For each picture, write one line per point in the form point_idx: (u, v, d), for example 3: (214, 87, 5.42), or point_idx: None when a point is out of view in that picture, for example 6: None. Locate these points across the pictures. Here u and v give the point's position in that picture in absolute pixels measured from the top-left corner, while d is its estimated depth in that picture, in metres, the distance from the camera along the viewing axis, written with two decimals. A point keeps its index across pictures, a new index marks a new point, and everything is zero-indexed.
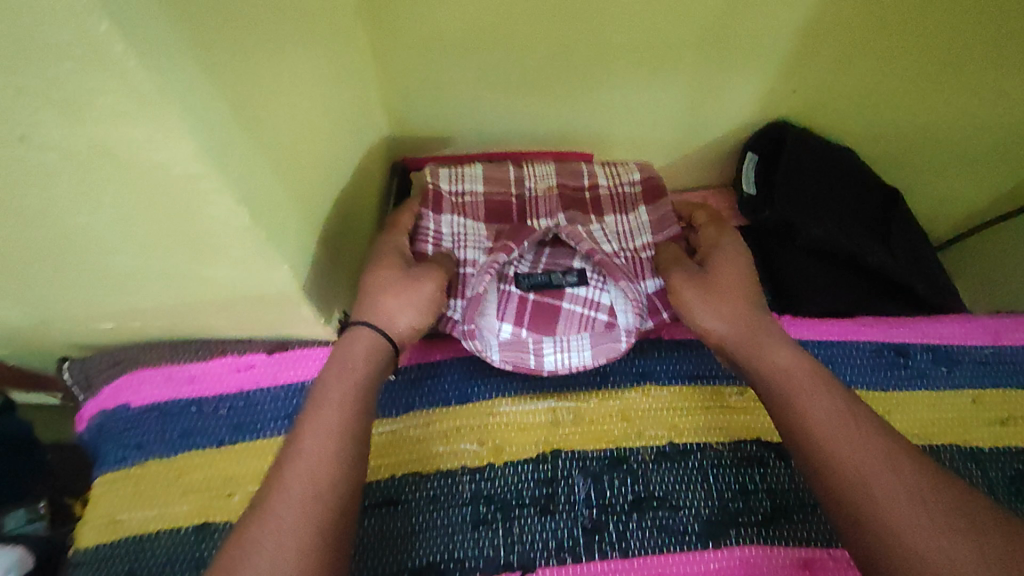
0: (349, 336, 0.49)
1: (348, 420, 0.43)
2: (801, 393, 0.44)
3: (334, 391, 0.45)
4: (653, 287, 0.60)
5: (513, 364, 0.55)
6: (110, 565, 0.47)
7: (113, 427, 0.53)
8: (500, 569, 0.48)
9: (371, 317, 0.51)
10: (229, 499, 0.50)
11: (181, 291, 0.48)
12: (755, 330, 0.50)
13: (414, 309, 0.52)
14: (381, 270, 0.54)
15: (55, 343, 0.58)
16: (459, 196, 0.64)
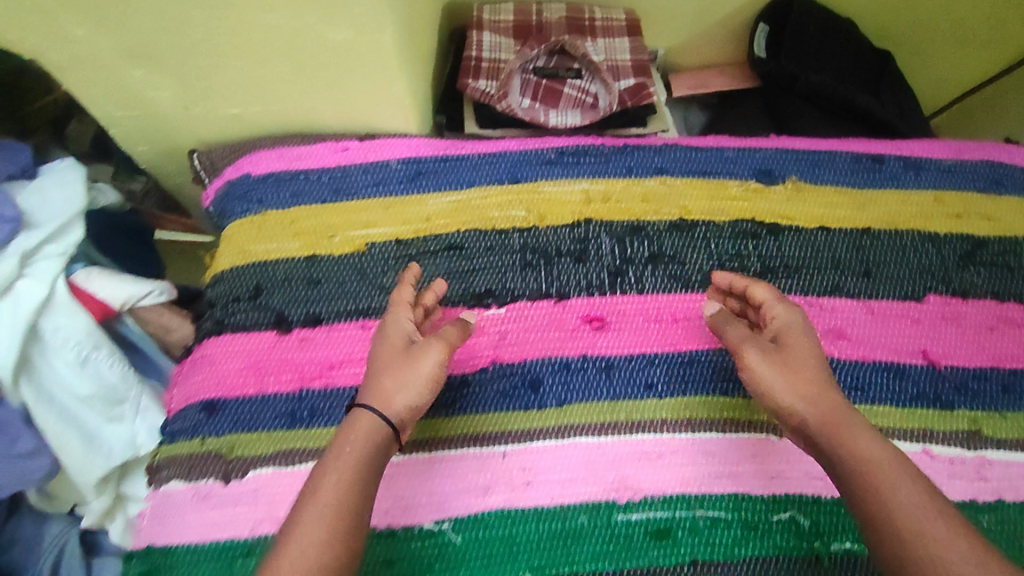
0: (348, 422, 0.47)
1: (339, 506, 0.42)
2: (878, 472, 0.42)
3: (330, 465, 0.44)
4: (626, 84, 0.75)
5: (529, 119, 0.74)
6: (243, 279, 0.64)
7: (238, 189, 0.68)
8: (541, 296, 0.63)
9: (373, 400, 0.48)
10: (332, 240, 0.65)
11: (304, 61, 0.61)
12: (839, 417, 0.45)
13: (415, 388, 0.49)
14: (385, 351, 0.51)
15: (189, 135, 0.73)
16: (496, 22, 0.77)
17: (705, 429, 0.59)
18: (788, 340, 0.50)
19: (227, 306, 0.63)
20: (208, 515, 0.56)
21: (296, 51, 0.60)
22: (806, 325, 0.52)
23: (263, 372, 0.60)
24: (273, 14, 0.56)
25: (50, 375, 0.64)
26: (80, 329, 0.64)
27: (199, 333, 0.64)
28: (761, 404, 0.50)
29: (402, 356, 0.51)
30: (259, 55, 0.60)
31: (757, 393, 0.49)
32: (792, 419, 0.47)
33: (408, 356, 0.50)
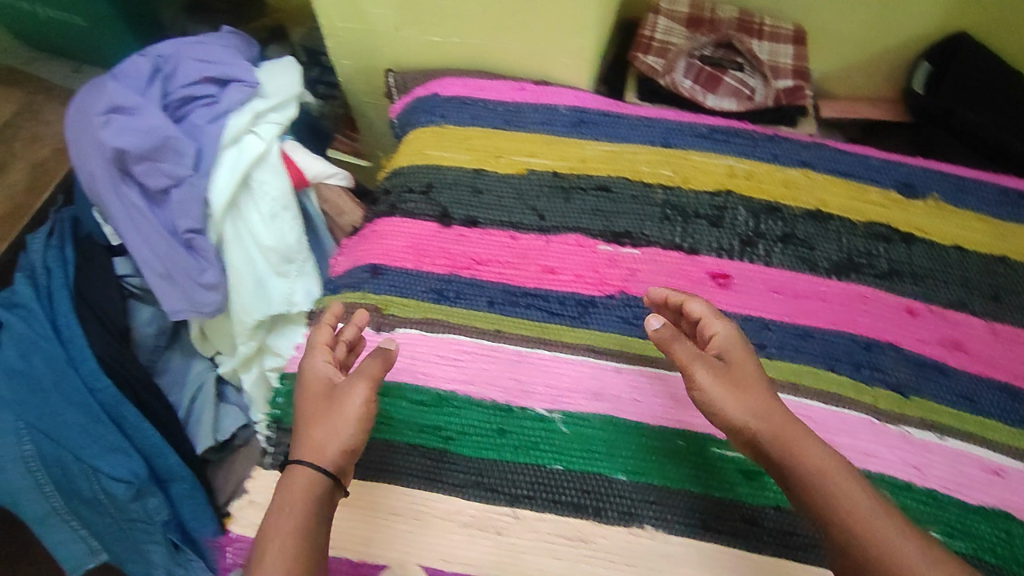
0: (285, 481, 0.50)
1: (292, 550, 0.46)
2: (825, 474, 0.47)
3: (286, 516, 0.47)
4: (787, 83, 0.80)
5: (690, 95, 0.79)
6: (418, 176, 0.73)
7: (426, 105, 0.79)
8: (674, 246, 0.69)
9: (306, 454, 0.51)
10: (498, 160, 0.74)
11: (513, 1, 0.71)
12: (787, 428, 0.49)
13: (345, 430, 0.53)
14: (310, 404, 0.54)
15: (388, 58, 0.85)
16: (670, 12, 0.85)
17: (811, 396, 0.61)
18: (734, 357, 0.53)
19: (401, 194, 0.73)
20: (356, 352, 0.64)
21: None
22: (740, 337, 0.55)
23: (423, 252, 0.69)
24: None
25: (247, 219, 0.75)
26: (279, 188, 0.75)
27: (374, 213, 0.74)
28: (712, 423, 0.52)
29: (324, 403, 0.54)
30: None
31: (716, 408, 0.51)
32: (740, 431, 0.51)
33: (333, 402, 0.54)
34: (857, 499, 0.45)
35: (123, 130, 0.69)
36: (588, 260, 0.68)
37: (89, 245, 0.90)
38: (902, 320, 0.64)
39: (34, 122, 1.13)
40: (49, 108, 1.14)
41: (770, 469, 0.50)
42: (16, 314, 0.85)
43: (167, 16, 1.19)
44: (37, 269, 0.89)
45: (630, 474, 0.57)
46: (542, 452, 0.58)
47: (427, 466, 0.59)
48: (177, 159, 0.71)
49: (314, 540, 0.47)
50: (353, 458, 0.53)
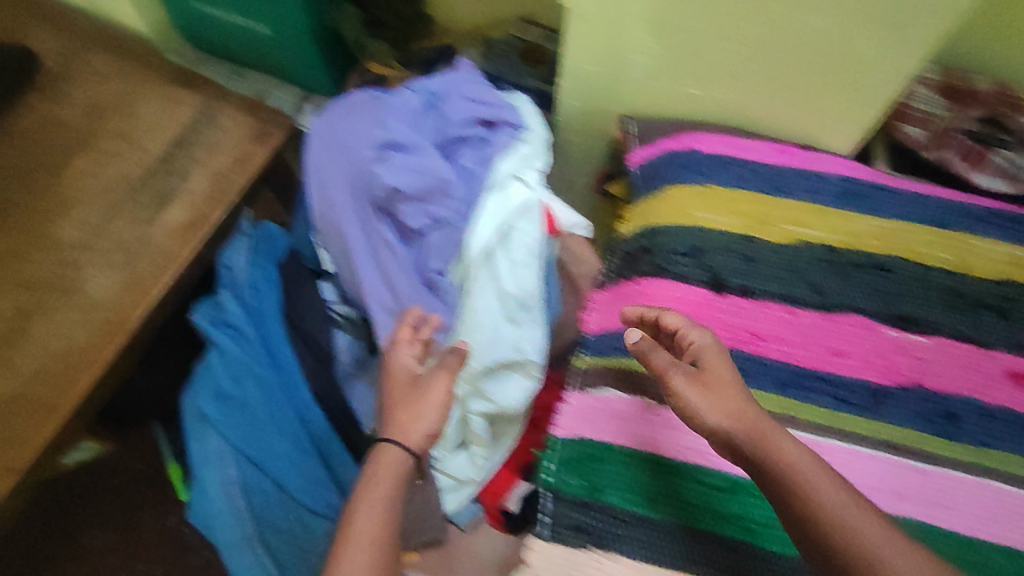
0: (377, 453, 0.63)
1: (382, 514, 0.59)
2: (794, 468, 0.50)
3: (377, 490, 0.60)
4: None
5: (966, 180, 0.77)
6: (685, 239, 0.70)
7: (682, 159, 0.76)
8: (964, 338, 0.65)
9: (393, 434, 0.64)
10: (766, 228, 0.71)
11: (806, 58, 0.68)
12: (754, 421, 0.52)
13: (426, 413, 0.65)
14: (395, 393, 0.67)
15: (626, 103, 0.81)
16: (932, 84, 0.81)
17: None
18: (709, 364, 0.55)
19: (667, 257, 0.70)
20: (642, 429, 0.63)
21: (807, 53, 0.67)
22: (719, 348, 0.57)
23: (700, 323, 0.66)
24: (823, 15, 0.63)
25: (495, 265, 0.74)
26: (534, 236, 0.73)
27: (632, 271, 0.72)
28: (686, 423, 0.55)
29: (414, 390, 0.67)
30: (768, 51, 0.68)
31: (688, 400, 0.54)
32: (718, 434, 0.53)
33: (416, 390, 0.66)
34: (843, 505, 0.48)
35: (405, 171, 0.68)
36: (876, 346, 0.65)
37: (294, 270, 0.88)
38: None
39: (211, 129, 1.10)
40: (226, 116, 1.11)
41: (750, 468, 0.52)
42: (227, 334, 0.85)
43: (346, 28, 1.15)
44: (243, 286, 0.87)
45: None
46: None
47: (732, 560, 0.57)
48: (442, 202, 0.72)
49: (385, 509, 0.60)
50: (433, 438, 0.66)
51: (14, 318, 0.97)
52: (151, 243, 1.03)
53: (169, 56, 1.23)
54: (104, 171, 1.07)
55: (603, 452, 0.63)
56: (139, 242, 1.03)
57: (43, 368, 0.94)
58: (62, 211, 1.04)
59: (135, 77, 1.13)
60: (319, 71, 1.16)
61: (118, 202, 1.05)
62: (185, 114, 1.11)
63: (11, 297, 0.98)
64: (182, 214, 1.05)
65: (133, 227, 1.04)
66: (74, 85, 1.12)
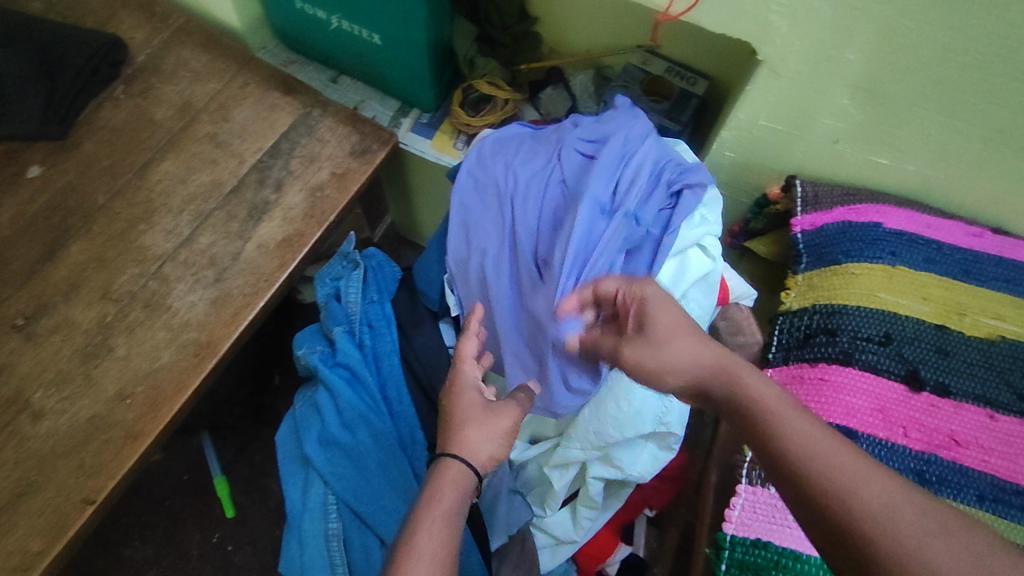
0: (439, 467, 0.55)
1: (441, 536, 0.48)
2: (846, 488, 0.38)
3: (439, 499, 0.52)
4: None
5: None
6: (873, 322, 0.65)
7: (865, 234, 0.70)
8: None
9: (459, 450, 0.56)
10: (962, 319, 0.65)
11: (1017, 141, 0.64)
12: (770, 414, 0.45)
13: (495, 439, 0.59)
14: (462, 409, 0.60)
15: (795, 163, 0.78)
16: None
17: None
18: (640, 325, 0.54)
19: (854, 340, 0.65)
20: None
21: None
22: (665, 299, 0.55)
23: (892, 419, 0.61)
24: None
25: None
26: (705, 306, 0.67)
27: (811, 352, 0.66)
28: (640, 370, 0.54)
29: (482, 412, 0.60)
30: (983, 130, 0.64)
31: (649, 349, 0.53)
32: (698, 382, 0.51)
33: (486, 412, 0.60)
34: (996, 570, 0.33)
35: (576, 239, 0.64)
36: None
37: (413, 310, 0.82)
38: None
39: (310, 140, 1.06)
40: (325, 127, 1.07)
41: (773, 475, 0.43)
42: (340, 374, 0.77)
43: (458, 43, 1.11)
44: (357, 322, 0.81)
45: None
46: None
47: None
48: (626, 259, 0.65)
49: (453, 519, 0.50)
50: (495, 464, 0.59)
51: (97, 331, 0.91)
52: (242, 258, 0.97)
53: (259, 55, 1.21)
54: (193, 177, 1.03)
55: (794, 562, 0.57)
56: (230, 257, 0.97)
57: (126, 391, 0.87)
58: (151, 218, 0.99)
59: (232, 80, 1.11)
60: (425, 86, 1.12)
61: (209, 211, 1.00)
62: (283, 121, 1.08)
63: (95, 309, 0.92)
64: (277, 230, 0.99)
65: (225, 240, 0.98)
66: (167, 83, 1.10)
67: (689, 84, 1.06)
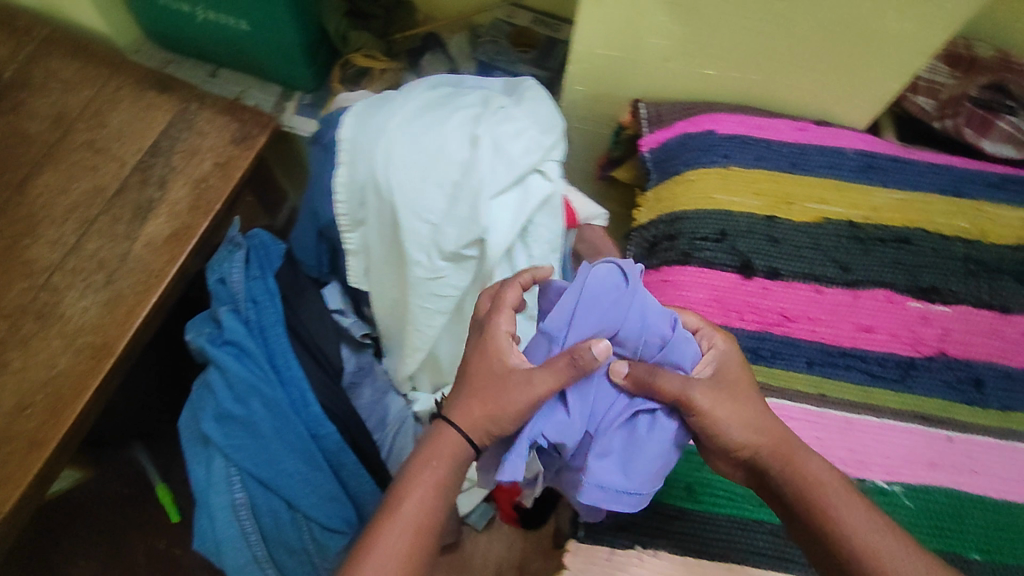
0: (436, 432, 0.57)
1: (419, 517, 0.53)
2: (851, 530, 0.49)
3: (413, 473, 0.55)
4: None
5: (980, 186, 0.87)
6: (709, 220, 0.69)
7: (701, 142, 0.74)
8: (984, 306, 0.66)
9: (457, 418, 0.57)
10: (790, 207, 0.70)
11: (817, 34, 0.68)
12: (789, 450, 0.53)
13: (508, 420, 0.55)
14: (479, 372, 0.57)
15: (640, 85, 0.81)
16: None
17: None
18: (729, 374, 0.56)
19: (692, 241, 0.69)
20: None
21: (828, 29, 0.67)
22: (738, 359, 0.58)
23: (729, 307, 0.65)
24: None
25: (514, 263, 0.71)
26: (553, 230, 0.70)
27: (657, 258, 0.70)
28: (710, 442, 0.54)
29: (497, 381, 0.56)
30: (789, 28, 0.68)
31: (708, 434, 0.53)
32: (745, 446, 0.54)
33: (502, 381, 0.56)
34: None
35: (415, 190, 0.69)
36: (900, 318, 0.65)
37: (295, 280, 0.83)
38: None
39: (190, 133, 1.06)
40: (203, 119, 1.07)
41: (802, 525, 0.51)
42: (228, 352, 0.77)
43: (328, 20, 1.12)
44: (241, 300, 0.80)
45: (984, 553, 0.55)
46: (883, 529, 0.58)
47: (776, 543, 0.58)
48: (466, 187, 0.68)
49: (420, 502, 0.53)
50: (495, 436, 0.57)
51: None
52: (131, 258, 0.97)
53: (133, 58, 1.20)
54: (74, 186, 1.02)
55: None
56: (119, 258, 0.97)
57: (25, 404, 0.87)
58: (33, 231, 0.98)
59: (104, 85, 1.10)
60: (300, 67, 1.12)
61: (94, 216, 1.00)
62: (160, 119, 1.07)
63: None
64: (163, 226, 0.99)
65: (112, 243, 0.98)
66: (37, 97, 1.09)
67: (555, 32, 1.10)
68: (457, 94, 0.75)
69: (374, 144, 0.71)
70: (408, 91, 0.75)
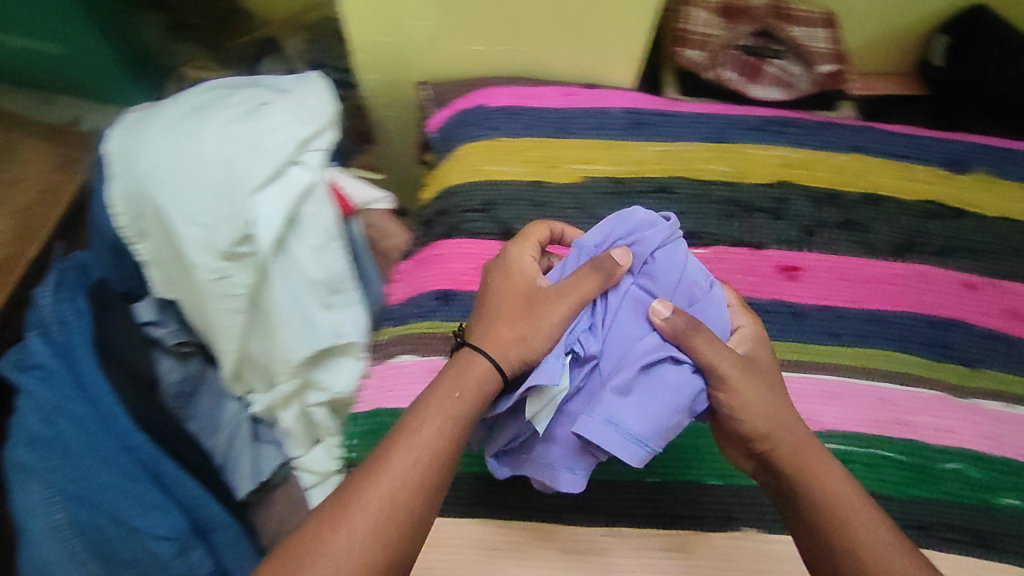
0: (463, 359, 0.51)
1: (412, 472, 0.45)
2: (853, 540, 0.44)
3: (438, 405, 0.48)
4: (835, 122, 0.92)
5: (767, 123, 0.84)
6: (476, 192, 0.71)
7: (472, 117, 0.76)
8: (739, 243, 0.69)
9: (486, 343, 0.51)
10: (555, 171, 0.71)
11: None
12: (807, 451, 0.48)
13: (565, 341, 0.51)
14: (506, 296, 0.54)
15: (423, 67, 0.81)
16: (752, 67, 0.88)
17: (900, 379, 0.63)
18: (757, 363, 0.53)
19: (459, 214, 0.70)
20: None
21: None
22: (763, 341, 0.56)
23: None
24: None
25: (293, 256, 0.72)
26: (326, 219, 0.71)
27: (428, 236, 0.71)
28: (724, 426, 0.51)
29: (520, 306, 0.52)
30: None
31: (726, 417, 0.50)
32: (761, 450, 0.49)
33: (528, 306, 0.52)
34: None
35: (182, 196, 0.69)
36: None
37: (101, 295, 0.83)
38: (966, 297, 0.68)
39: (14, 165, 1.07)
40: (26, 150, 1.10)
41: (803, 533, 0.46)
42: (34, 376, 0.79)
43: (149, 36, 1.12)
44: (50, 324, 0.82)
45: (720, 476, 0.58)
46: (731, 468, 0.58)
47: (725, 503, 0.56)
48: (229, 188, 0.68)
49: (448, 431, 0.47)
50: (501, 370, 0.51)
51: None
52: None
53: None
54: None
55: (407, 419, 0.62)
56: None
57: None
58: None
59: None
60: (124, 84, 1.13)
61: None
62: None
63: None
64: None
65: None
66: None
67: None
68: (226, 97, 0.74)
69: (139, 155, 0.70)
70: (177, 100, 0.75)
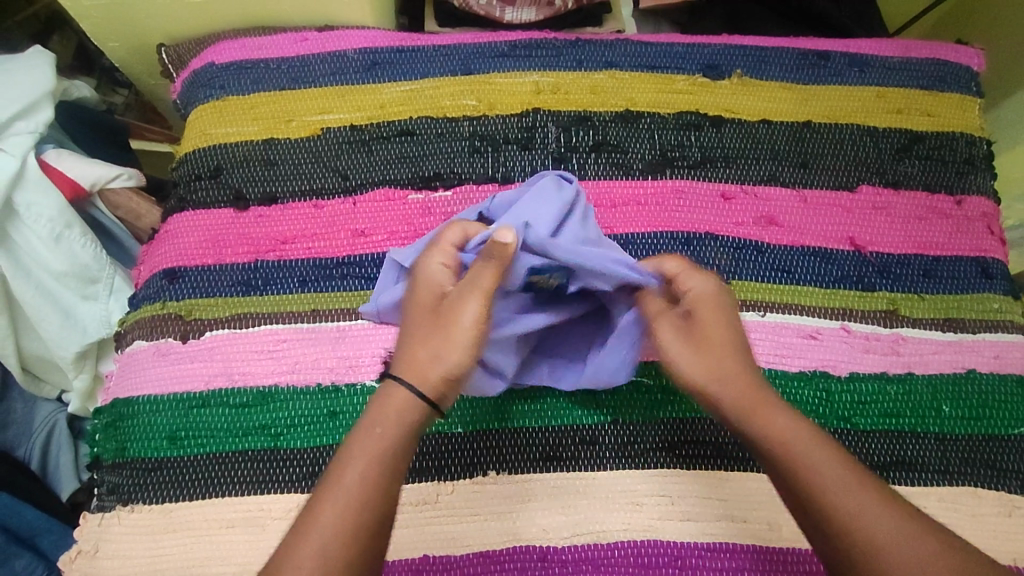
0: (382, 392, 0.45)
1: (348, 518, 0.39)
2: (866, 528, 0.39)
3: (359, 441, 0.42)
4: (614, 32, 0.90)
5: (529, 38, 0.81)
6: (205, 158, 0.66)
7: (201, 77, 0.70)
8: (487, 181, 0.65)
9: (401, 368, 0.45)
10: (289, 125, 0.67)
11: None
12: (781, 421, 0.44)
13: (453, 356, 0.45)
14: (413, 319, 0.48)
15: (156, 27, 0.74)
16: None
17: None
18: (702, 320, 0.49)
19: (189, 185, 0.66)
20: (167, 370, 0.59)
21: None
22: (719, 298, 0.50)
23: (221, 244, 0.63)
24: None
25: (30, 250, 0.67)
26: (54, 206, 0.66)
27: (164, 211, 0.67)
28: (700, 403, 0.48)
29: (441, 314, 0.46)
30: None
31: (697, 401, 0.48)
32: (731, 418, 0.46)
33: (444, 315, 0.46)
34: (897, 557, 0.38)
35: None
36: (399, 215, 0.64)
37: None
38: (722, 208, 0.65)
39: None
40: None
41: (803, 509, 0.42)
42: None
43: None
44: None
45: (466, 425, 0.58)
46: None
47: (664, 434, 0.58)
48: None
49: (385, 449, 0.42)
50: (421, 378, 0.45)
51: None
52: None
53: None
54: None
55: (134, 408, 0.59)
56: None
57: None
58: None
59: None
60: None
61: None
62: None
63: None
64: None
65: None
66: None
67: None
68: None
69: None
70: None
